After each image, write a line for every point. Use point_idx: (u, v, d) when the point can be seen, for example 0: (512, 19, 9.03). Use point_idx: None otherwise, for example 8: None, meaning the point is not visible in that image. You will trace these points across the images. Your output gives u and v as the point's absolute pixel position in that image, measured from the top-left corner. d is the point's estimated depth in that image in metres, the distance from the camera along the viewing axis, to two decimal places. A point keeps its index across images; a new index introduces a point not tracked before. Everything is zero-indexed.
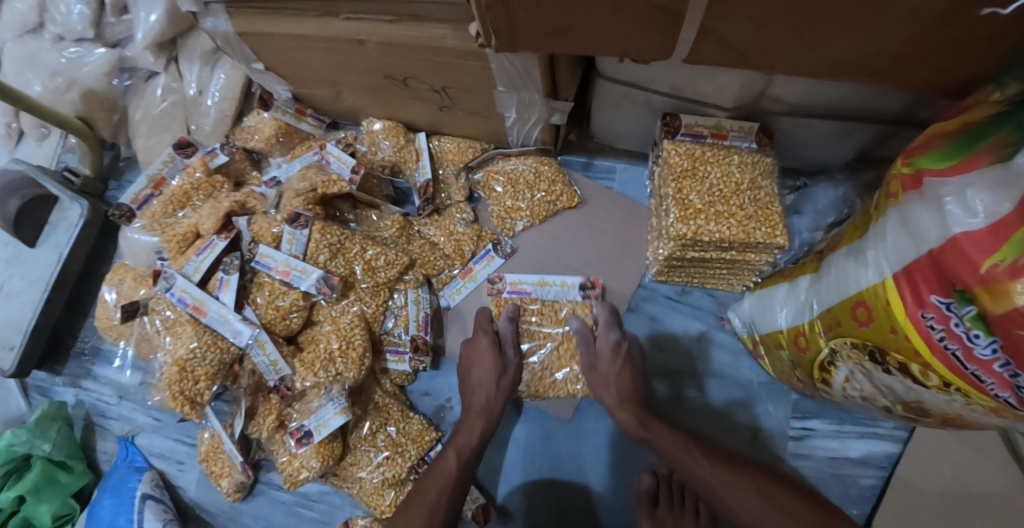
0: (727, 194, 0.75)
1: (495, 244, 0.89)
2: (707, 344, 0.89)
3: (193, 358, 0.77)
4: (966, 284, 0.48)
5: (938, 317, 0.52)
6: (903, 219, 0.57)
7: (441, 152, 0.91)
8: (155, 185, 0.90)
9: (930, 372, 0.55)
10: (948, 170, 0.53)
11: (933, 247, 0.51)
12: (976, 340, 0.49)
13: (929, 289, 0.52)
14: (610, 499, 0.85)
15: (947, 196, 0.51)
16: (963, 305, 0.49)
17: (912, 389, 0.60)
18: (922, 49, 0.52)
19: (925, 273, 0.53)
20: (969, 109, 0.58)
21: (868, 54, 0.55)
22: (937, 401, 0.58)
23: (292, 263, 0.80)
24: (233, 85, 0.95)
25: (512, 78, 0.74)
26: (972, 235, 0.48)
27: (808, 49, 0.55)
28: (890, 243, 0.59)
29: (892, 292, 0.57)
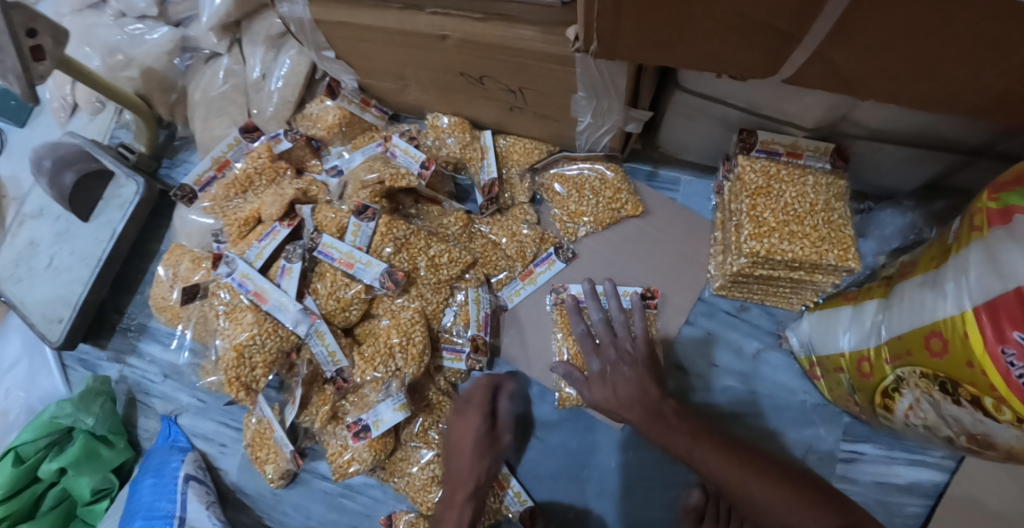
0: (800, 213, 0.74)
1: (557, 249, 0.89)
2: (762, 364, 0.89)
3: (252, 345, 0.77)
4: None
5: (1021, 353, 0.51)
6: (990, 254, 0.56)
7: (506, 152, 0.91)
8: (218, 167, 0.89)
9: (1004, 407, 0.55)
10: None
11: None
12: None
13: (1013, 324, 0.52)
14: (655, 514, 0.84)
15: None
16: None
17: (981, 423, 0.59)
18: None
19: (1012, 309, 0.52)
20: None
21: (975, 88, 0.53)
22: (1007, 436, 0.58)
23: (356, 255, 0.79)
24: (298, 71, 0.94)
25: (594, 84, 0.73)
26: None
27: (914, 82, 0.54)
28: (973, 277, 0.58)
29: (971, 326, 0.57)
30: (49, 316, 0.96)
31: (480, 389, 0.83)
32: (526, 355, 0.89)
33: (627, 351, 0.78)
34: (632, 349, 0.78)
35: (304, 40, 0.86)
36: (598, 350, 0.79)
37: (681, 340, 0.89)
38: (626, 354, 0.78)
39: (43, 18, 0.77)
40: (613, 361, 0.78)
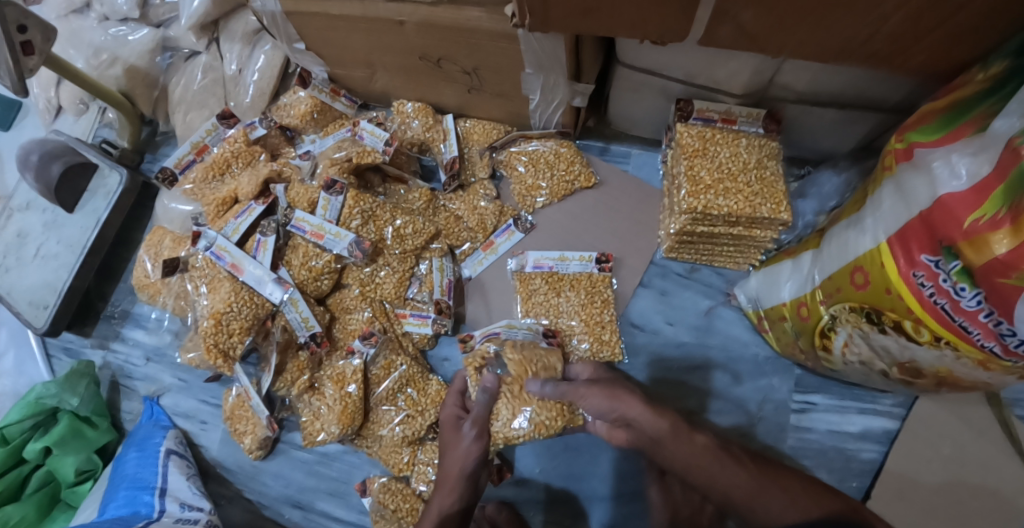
0: (734, 171, 0.81)
1: (516, 220, 0.94)
2: (715, 320, 0.94)
3: (230, 311, 0.81)
4: (953, 241, 0.54)
5: (928, 274, 0.58)
6: (898, 189, 0.63)
7: (467, 133, 0.97)
8: (198, 152, 0.95)
9: (922, 328, 0.62)
10: (937, 141, 0.59)
11: (923, 209, 0.58)
12: (963, 293, 0.55)
13: (920, 249, 0.59)
14: (619, 464, 0.89)
15: (936, 162, 0.57)
16: (949, 261, 0.56)
17: (906, 348, 0.66)
18: (914, 34, 0.59)
19: (918, 235, 0.59)
20: (957, 87, 0.64)
21: (864, 37, 0.61)
22: (928, 358, 0.64)
23: (326, 227, 0.84)
24: (272, 65, 1.01)
25: (539, 60, 0.80)
26: (956, 196, 0.54)
27: (812, 34, 0.62)
28: (886, 212, 0.65)
29: (887, 257, 0.63)
30: (35, 302, 1.00)
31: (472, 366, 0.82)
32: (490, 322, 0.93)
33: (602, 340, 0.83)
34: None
35: (277, 33, 0.92)
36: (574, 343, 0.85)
37: (636, 300, 0.94)
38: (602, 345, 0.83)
39: (34, 16, 0.81)
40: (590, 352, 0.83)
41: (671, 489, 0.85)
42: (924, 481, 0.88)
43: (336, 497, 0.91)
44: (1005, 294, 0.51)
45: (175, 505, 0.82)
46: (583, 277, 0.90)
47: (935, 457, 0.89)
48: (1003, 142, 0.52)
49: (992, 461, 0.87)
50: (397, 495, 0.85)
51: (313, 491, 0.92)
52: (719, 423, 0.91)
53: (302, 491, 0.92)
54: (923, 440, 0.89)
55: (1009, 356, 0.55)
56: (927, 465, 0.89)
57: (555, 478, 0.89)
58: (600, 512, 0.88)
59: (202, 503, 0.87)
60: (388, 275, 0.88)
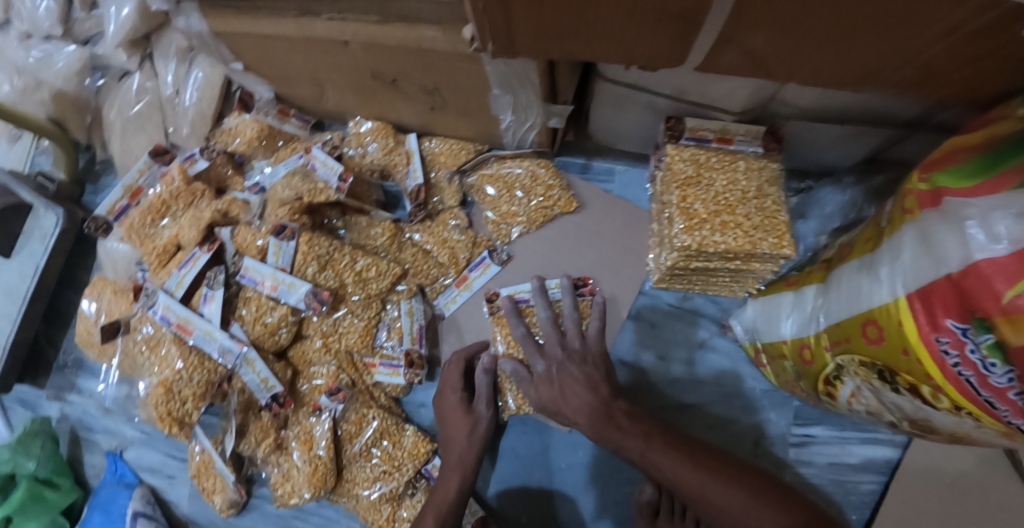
0: (731, 200, 0.72)
1: (491, 252, 0.86)
2: (708, 352, 0.88)
3: (179, 379, 0.74)
4: (988, 314, 0.48)
5: (953, 341, 0.52)
6: (921, 238, 0.56)
7: (432, 155, 0.87)
8: (132, 195, 0.85)
9: (941, 395, 0.56)
10: (971, 190, 0.52)
11: (953, 272, 0.51)
12: (993, 369, 0.49)
13: (946, 313, 0.52)
14: (608, 510, 0.85)
15: (970, 219, 0.50)
16: (980, 333, 0.49)
17: (922, 409, 0.60)
18: (952, 63, 0.51)
19: (944, 297, 0.52)
20: (993, 121, 0.57)
21: (895, 64, 0.52)
22: (946, 421, 0.59)
23: (279, 276, 0.76)
24: (212, 84, 0.89)
25: (507, 80, 0.69)
26: (996, 262, 0.47)
27: (835, 61, 0.53)
28: (906, 263, 0.58)
29: (905, 314, 0.57)
30: None
31: (458, 403, 0.79)
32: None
33: (576, 350, 0.77)
34: (582, 347, 0.77)
35: (212, 50, 0.79)
36: (543, 350, 0.77)
37: (623, 333, 0.88)
38: (575, 353, 0.76)
39: None
40: (559, 360, 0.76)
41: None
42: None
43: None
44: None
45: None
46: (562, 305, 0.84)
47: (936, 486, 0.84)
48: None
49: None
50: None
51: None
52: None
53: None
54: (924, 470, 0.85)
55: None
56: (929, 496, 0.84)
57: None
58: None
59: None
60: (353, 325, 0.81)
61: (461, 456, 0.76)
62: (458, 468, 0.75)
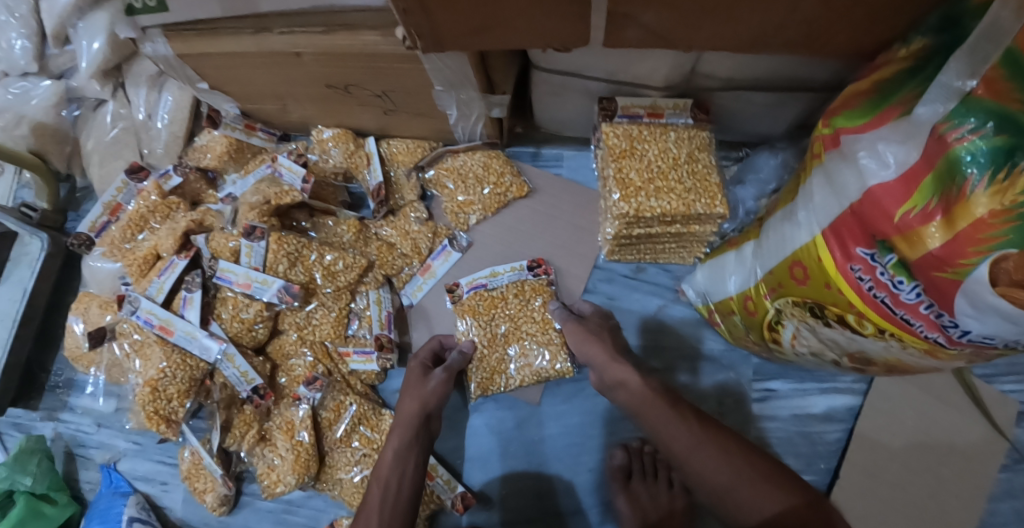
0: (664, 169, 0.78)
1: (450, 239, 0.91)
2: (665, 317, 0.92)
3: (164, 377, 0.79)
4: (886, 235, 0.55)
5: (866, 267, 0.58)
6: (828, 179, 0.64)
7: (391, 154, 0.92)
8: (111, 212, 0.91)
9: (864, 320, 0.62)
10: (862, 127, 0.60)
11: (854, 202, 0.59)
12: (901, 286, 0.55)
13: (855, 242, 0.59)
14: (587, 475, 0.87)
15: (862, 152, 0.58)
16: (884, 254, 0.56)
17: (854, 340, 0.65)
18: (830, 16, 0.58)
19: (851, 229, 0.59)
20: (880, 65, 0.65)
21: (778, 25, 0.60)
22: (876, 348, 0.64)
23: (253, 275, 0.81)
24: (181, 107, 0.96)
25: (448, 78, 0.75)
26: (886, 186, 0.55)
27: (724, 27, 0.60)
28: (818, 204, 0.65)
29: (822, 249, 0.63)
30: None
31: (418, 366, 0.81)
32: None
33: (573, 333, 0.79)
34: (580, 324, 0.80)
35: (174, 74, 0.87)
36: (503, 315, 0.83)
37: None
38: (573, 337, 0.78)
39: None
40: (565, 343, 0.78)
41: (638, 496, 0.84)
42: (896, 454, 0.89)
43: None
44: (944, 288, 0.51)
45: None
46: (518, 287, 0.88)
47: (901, 429, 0.90)
48: (927, 130, 0.53)
49: (956, 424, 0.90)
50: None
51: None
52: None
53: None
54: (886, 414, 0.91)
55: (954, 345, 0.55)
56: (893, 435, 0.90)
57: (524, 500, 0.86)
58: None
59: None
60: (326, 316, 0.86)
61: (413, 414, 0.75)
62: (400, 426, 0.74)
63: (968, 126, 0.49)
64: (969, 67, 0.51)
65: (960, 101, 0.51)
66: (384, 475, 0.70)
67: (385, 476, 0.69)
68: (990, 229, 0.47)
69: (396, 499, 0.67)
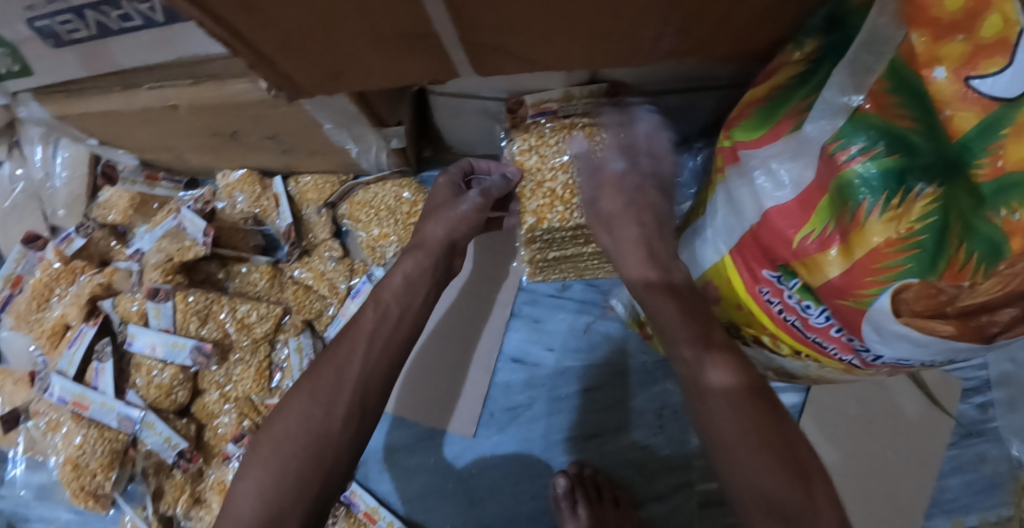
0: (569, 182, 0.70)
1: (369, 275, 0.87)
2: (595, 335, 0.87)
3: (84, 453, 0.77)
4: (787, 260, 0.52)
5: (773, 290, 0.56)
6: (728, 197, 0.60)
7: (300, 193, 0.88)
8: (13, 285, 0.86)
9: (779, 342, 0.60)
10: (758, 141, 0.56)
11: (754, 225, 0.55)
12: (810, 311, 0.53)
13: (759, 265, 0.56)
14: (532, 503, 0.85)
15: (756, 170, 0.54)
16: (789, 278, 0.53)
17: (772, 358, 0.65)
18: (705, 26, 0.54)
19: (753, 250, 0.57)
20: (773, 71, 0.59)
21: (653, 40, 0.56)
22: (795, 366, 0.63)
23: (164, 337, 0.79)
24: (78, 162, 0.90)
25: (338, 116, 0.71)
26: (782, 207, 0.51)
27: (598, 49, 0.56)
28: (722, 223, 0.62)
29: (732, 272, 0.61)
30: None
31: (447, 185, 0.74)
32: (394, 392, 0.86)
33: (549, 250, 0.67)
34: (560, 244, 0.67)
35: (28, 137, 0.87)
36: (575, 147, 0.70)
37: (511, 333, 0.87)
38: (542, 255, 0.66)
39: None
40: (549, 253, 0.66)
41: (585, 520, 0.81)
42: (848, 448, 0.88)
43: None
44: (848, 315, 0.48)
45: None
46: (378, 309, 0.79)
47: (845, 420, 0.89)
48: (818, 149, 0.48)
49: (900, 405, 0.88)
50: None
51: None
52: (629, 434, 0.86)
53: None
54: (828, 406, 0.89)
55: (866, 367, 0.53)
56: (837, 426, 0.89)
57: None
58: None
59: None
60: (246, 371, 0.82)
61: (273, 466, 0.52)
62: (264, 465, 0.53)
63: (857, 146, 0.45)
64: (853, 79, 0.46)
65: (849, 118, 0.46)
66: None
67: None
68: (888, 259, 0.43)
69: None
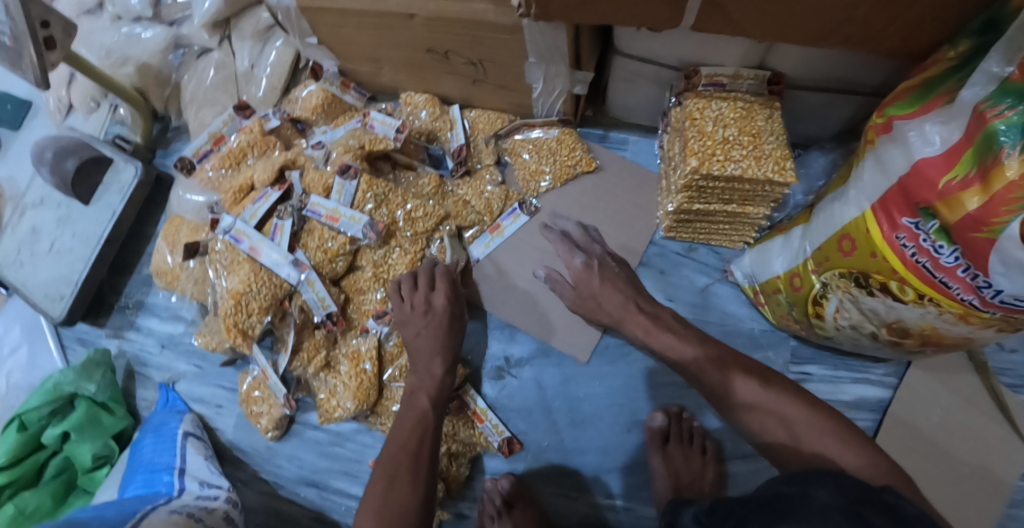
0: (729, 137, 0.79)
1: (522, 202, 1.01)
2: (710, 295, 0.99)
3: (249, 292, 0.84)
4: (929, 202, 0.56)
5: (910, 236, 0.60)
6: (879, 160, 0.66)
7: (473, 123, 1.02)
8: (214, 142, 0.99)
9: (906, 286, 0.63)
10: (912, 113, 0.63)
11: (902, 175, 0.60)
12: (942, 251, 0.57)
13: (900, 213, 0.61)
14: (622, 434, 0.93)
15: (911, 131, 0.61)
16: (928, 221, 0.57)
17: (893, 309, 0.68)
18: (886, 16, 0.62)
19: (897, 200, 0.61)
20: (930, 66, 0.67)
21: (841, 21, 0.64)
22: (914, 316, 0.66)
23: (341, 210, 0.88)
24: (283, 61, 1.05)
25: (542, 51, 0.83)
26: (930, 161, 0.57)
27: (790, 21, 0.65)
28: (868, 181, 0.67)
29: (871, 222, 0.65)
30: (51, 293, 1.02)
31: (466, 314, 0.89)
32: (518, 306, 0.98)
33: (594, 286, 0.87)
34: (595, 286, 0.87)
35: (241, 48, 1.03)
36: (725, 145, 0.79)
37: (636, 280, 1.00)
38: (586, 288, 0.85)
39: (56, 13, 0.81)
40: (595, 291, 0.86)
41: (673, 457, 0.87)
42: (923, 451, 0.92)
43: (350, 475, 0.94)
44: (978, 248, 0.52)
45: (194, 484, 0.85)
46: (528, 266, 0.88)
47: (927, 425, 0.93)
48: (971, 110, 0.55)
49: (982, 426, 0.92)
50: None
51: (326, 471, 0.95)
52: None
53: (316, 471, 0.95)
54: (911, 409, 0.94)
55: (988, 308, 0.56)
56: (918, 430, 0.93)
57: (563, 450, 0.93)
58: (610, 482, 0.91)
59: (221, 482, 0.90)
60: (401, 257, 0.92)
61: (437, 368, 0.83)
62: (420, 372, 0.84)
63: (1007, 105, 0.51)
64: (1006, 54, 0.53)
65: (998, 86, 0.53)
66: (405, 436, 0.76)
67: (404, 437, 0.75)
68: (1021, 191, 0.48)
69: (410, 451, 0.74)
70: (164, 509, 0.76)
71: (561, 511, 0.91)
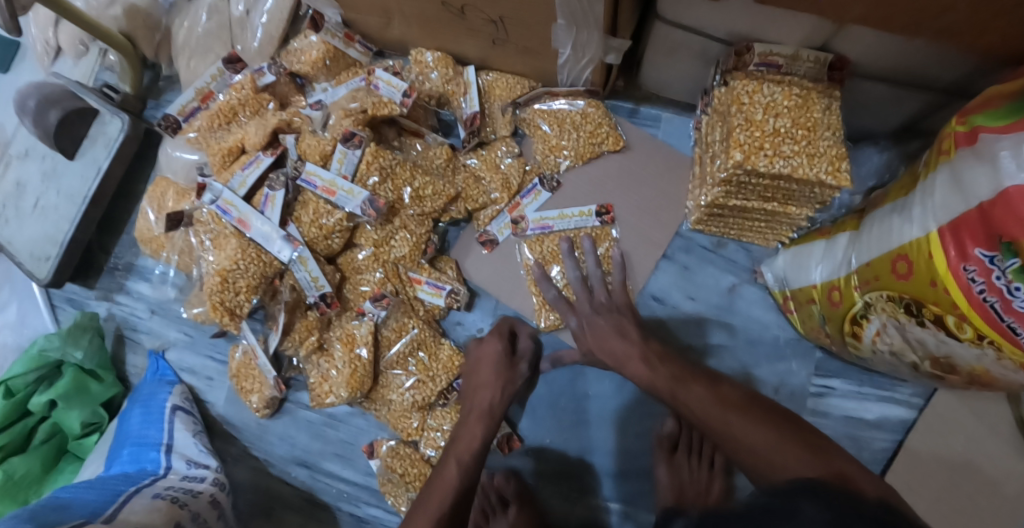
0: (780, 129, 0.69)
1: (542, 179, 0.92)
2: (736, 297, 0.92)
3: (236, 270, 0.78)
4: (1012, 237, 0.46)
5: (981, 270, 0.50)
6: (956, 177, 0.55)
7: (489, 87, 0.92)
8: (202, 98, 0.91)
9: (965, 324, 0.54)
10: (1006, 127, 0.50)
11: (984, 201, 0.49)
12: (1016, 293, 0.47)
13: (974, 242, 0.51)
14: (627, 439, 0.88)
15: (1002, 150, 0.48)
16: (1006, 258, 0.47)
17: (944, 343, 0.59)
18: (996, 9, 0.50)
19: (972, 226, 0.51)
20: None
21: (942, 8, 0.52)
22: (966, 355, 0.58)
23: (339, 183, 0.80)
24: (281, 6, 0.93)
25: (573, 13, 0.72)
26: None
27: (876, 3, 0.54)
28: (939, 199, 0.56)
29: (936, 246, 0.55)
30: (37, 253, 0.97)
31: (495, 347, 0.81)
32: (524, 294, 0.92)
33: (603, 303, 0.78)
34: (609, 300, 0.78)
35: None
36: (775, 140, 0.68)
37: (657, 275, 0.93)
38: (601, 307, 0.77)
39: None
40: (587, 315, 0.77)
41: (679, 467, 0.83)
42: (944, 481, 0.86)
43: (343, 458, 0.91)
44: None
45: (181, 462, 0.82)
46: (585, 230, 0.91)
47: (951, 453, 0.86)
48: None
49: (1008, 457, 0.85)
50: (405, 460, 0.85)
51: (318, 453, 0.92)
52: None
53: (309, 452, 0.92)
54: (938, 433, 0.87)
55: None
56: (942, 457, 0.86)
57: (564, 451, 0.88)
58: (608, 487, 0.87)
59: (208, 461, 0.87)
60: (405, 240, 0.86)
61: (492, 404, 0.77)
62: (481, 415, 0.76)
63: None
64: None
65: None
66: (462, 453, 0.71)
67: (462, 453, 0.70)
68: None
69: (468, 470, 0.68)
70: (146, 493, 0.70)
71: (559, 511, 0.88)
